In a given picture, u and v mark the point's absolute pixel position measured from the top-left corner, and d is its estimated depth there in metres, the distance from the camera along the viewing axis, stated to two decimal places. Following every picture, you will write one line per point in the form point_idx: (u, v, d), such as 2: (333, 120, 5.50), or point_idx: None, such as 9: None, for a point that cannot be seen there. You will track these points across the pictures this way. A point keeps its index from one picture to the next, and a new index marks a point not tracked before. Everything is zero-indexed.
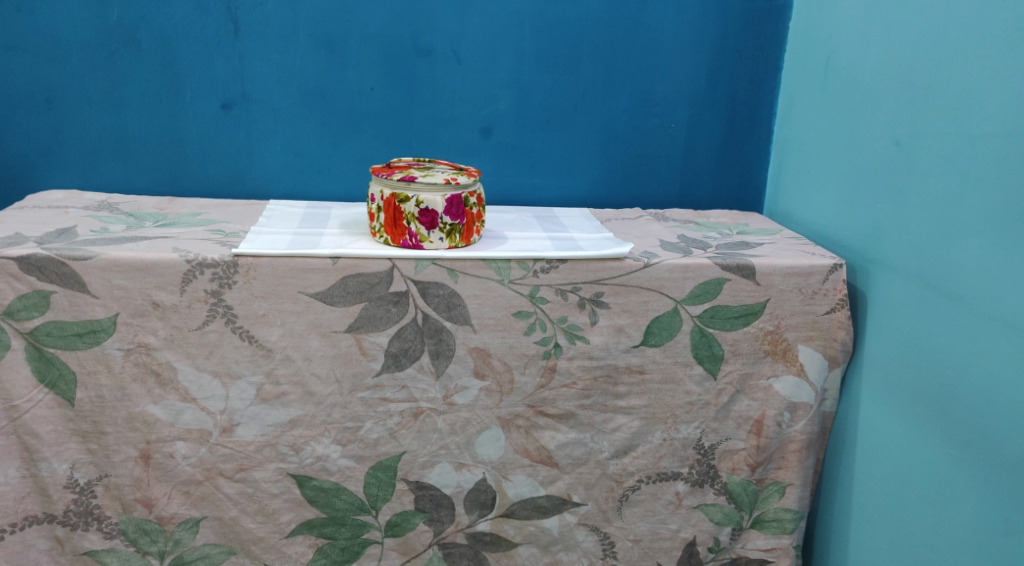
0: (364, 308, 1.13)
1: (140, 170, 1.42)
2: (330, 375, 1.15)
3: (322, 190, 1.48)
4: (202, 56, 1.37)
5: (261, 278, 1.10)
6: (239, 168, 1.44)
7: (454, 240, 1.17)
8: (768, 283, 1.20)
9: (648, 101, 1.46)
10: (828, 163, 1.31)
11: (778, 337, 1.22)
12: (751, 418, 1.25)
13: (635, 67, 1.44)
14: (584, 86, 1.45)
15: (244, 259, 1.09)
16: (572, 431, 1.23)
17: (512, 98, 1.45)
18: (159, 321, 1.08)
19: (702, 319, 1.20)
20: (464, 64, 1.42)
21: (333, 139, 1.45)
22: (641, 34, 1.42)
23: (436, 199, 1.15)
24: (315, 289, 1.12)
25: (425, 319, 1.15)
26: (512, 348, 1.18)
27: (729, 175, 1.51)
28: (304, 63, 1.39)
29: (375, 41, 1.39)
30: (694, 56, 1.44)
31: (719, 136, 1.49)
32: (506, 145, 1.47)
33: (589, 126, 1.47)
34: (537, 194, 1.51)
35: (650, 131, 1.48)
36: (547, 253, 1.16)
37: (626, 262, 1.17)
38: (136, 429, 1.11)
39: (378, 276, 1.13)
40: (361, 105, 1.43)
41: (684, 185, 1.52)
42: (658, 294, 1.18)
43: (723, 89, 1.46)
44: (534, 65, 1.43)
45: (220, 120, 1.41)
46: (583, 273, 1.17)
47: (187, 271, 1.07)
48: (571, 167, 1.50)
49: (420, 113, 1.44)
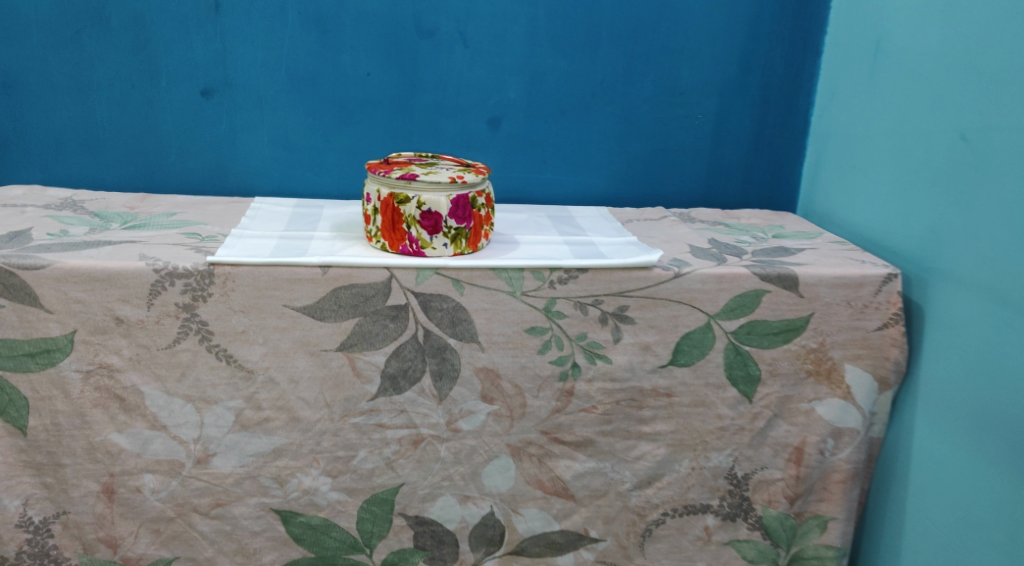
0: (357, 323, 1.00)
1: (108, 163, 1.28)
2: (319, 400, 1.01)
3: (313, 188, 1.34)
4: (179, 37, 1.23)
5: (240, 290, 0.96)
6: (221, 163, 1.30)
7: (460, 246, 1.03)
8: (813, 295, 1.06)
9: (674, 89, 1.32)
10: (878, 159, 1.18)
11: (822, 356, 1.08)
12: (790, 445, 1.12)
13: (659, 52, 1.30)
14: (603, 72, 1.31)
15: (221, 268, 0.95)
16: (590, 460, 1.10)
17: (524, 85, 1.31)
18: (122, 339, 0.95)
19: (738, 336, 1.07)
20: (471, 47, 1.28)
21: (326, 130, 1.31)
22: (668, 15, 1.29)
23: (440, 200, 1.02)
24: (302, 302, 0.98)
25: (427, 336, 1.02)
26: (524, 369, 1.05)
27: (761, 172, 1.38)
28: (293, 45, 1.26)
29: (373, 21, 1.26)
30: (724, 40, 1.30)
31: (750, 128, 1.35)
32: (517, 137, 1.34)
33: (609, 117, 1.33)
34: (549, 191, 1.37)
35: (675, 123, 1.34)
36: (565, 261, 1.03)
37: (655, 271, 1.03)
38: (97, 461, 0.98)
39: (373, 288, 1.00)
40: (356, 92, 1.29)
41: (710, 183, 1.38)
42: (689, 308, 1.05)
43: (756, 76, 1.32)
44: (548, 49, 1.29)
45: (200, 108, 1.27)
46: (605, 284, 1.03)
47: (155, 282, 0.93)
48: (587, 162, 1.36)
49: (422, 101, 1.30)
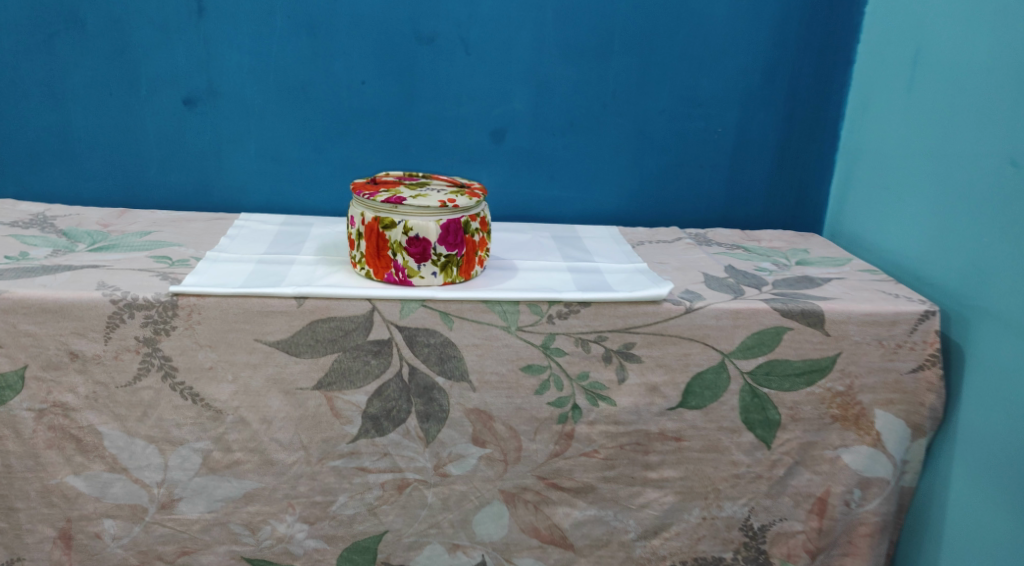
0: (336, 360, 0.91)
1: (85, 176, 1.21)
2: (295, 441, 0.93)
3: (303, 202, 1.25)
4: (160, 42, 1.15)
5: (207, 323, 0.88)
6: (205, 176, 1.22)
7: (450, 275, 0.95)
8: (840, 333, 0.95)
9: (692, 100, 1.22)
10: (916, 181, 1.07)
11: (850, 400, 0.97)
12: (813, 495, 1.00)
13: (677, 61, 1.20)
14: (616, 82, 1.21)
15: (186, 299, 0.87)
16: (591, 508, 1.00)
17: (530, 94, 1.21)
18: (78, 375, 0.87)
19: (756, 377, 0.96)
20: (472, 54, 1.19)
21: (317, 142, 1.22)
22: (687, 20, 1.18)
23: (429, 225, 0.93)
24: (276, 336, 0.90)
25: (413, 374, 0.93)
26: (520, 411, 0.96)
27: (785, 190, 1.27)
28: (282, 51, 1.17)
29: (367, 26, 1.17)
30: (748, 48, 1.20)
31: (775, 143, 1.25)
32: (522, 150, 1.24)
33: (621, 130, 1.24)
34: (556, 209, 1.28)
35: (692, 136, 1.24)
36: (565, 294, 0.93)
37: (664, 306, 0.94)
38: (54, 505, 0.91)
39: (355, 321, 0.91)
40: (349, 101, 1.20)
41: (730, 201, 1.28)
42: (701, 346, 0.95)
43: (782, 87, 1.22)
44: (556, 56, 1.20)
45: (182, 118, 1.19)
46: (609, 319, 0.94)
47: (112, 314, 0.86)
48: (597, 178, 1.26)
49: (420, 112, 1.21)
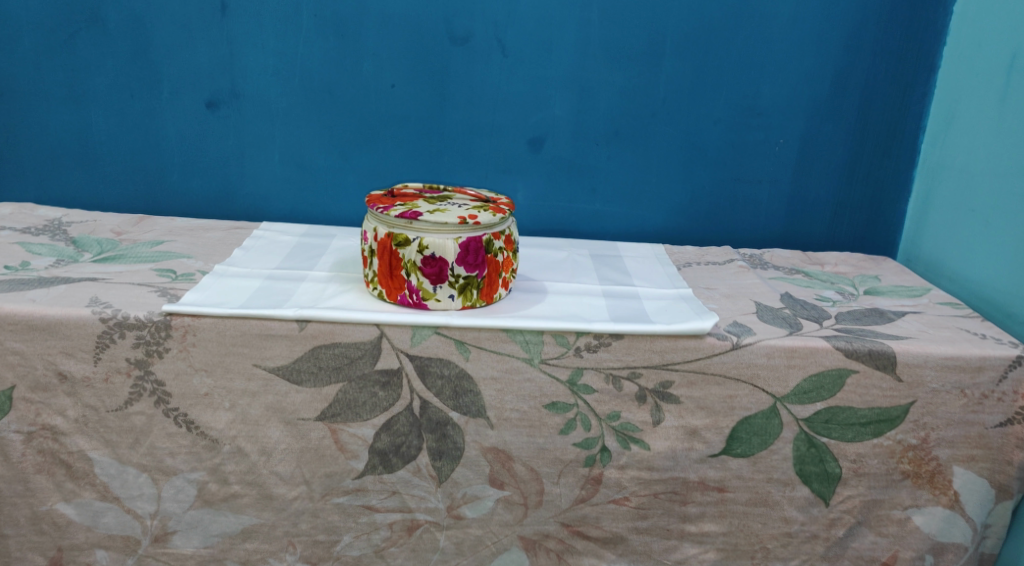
0: (342, 390, 0.83)
1: (106, 180, 1.16)
2: (296, 475, 0.85)
3: (328, 212, 1.18)
4: (182, 41, 1.09)
5: (202, 345, 0.81)
6: (227, 182, 1.16)
7: (469, 299, 0.86)
8: (915, 379, 0.82)
9: (751, 108, 1.11)
10: (1008, 206, 0.94)
11: (923, 454, 0.84)
12: (877, 560, 0.87)
13: (736, 65, 1.09)
14: (666, 88, 1.10)
15: (180, 319, 0.81)
16: (621, 561, 0.89)
17: (571, 101, 1.12)
18: (67, 398, 0.82)
19: (813, 425, 0.83)
20: (510, 57, 1.10)
21: (343, 150, 1.14)
22: (748, 19, 1.07)
23: (447, 244, 0.83)
24: (276, 362, 0.82)
25: (424, 408, 0.84)
26: (543, 451, 0.86)
27: (856, 208, 1.14)
28: (307, 52, 1.10)
29: (398, 26, 1.09)
30: (816, 51, 1.08)
31: (844, 157, 1.12)
32: (562, 161, 1.15)
33: (671, 140, 1.13)
34: (598, 224, 1.18)
35: (750, 148, 1.12)
36: (595, 324, 0.83)
37: (707, 340, 0.82)
38: (43, 533, 0.86)
39: (362, 347, 0.83)
40: (378, 106, 1.12)
41: (792, 220, 1.16)
42: (749, 388, 0.82)
43: (855, 94, 1.09)
44: (601, 59, 1.10)
45: (204, 122, 1.13)
46: (644, 353, 0.83)
47: (102, 334, 0.80)
48: (644, 192, 1.16)
49: (452, 118, 1.13)
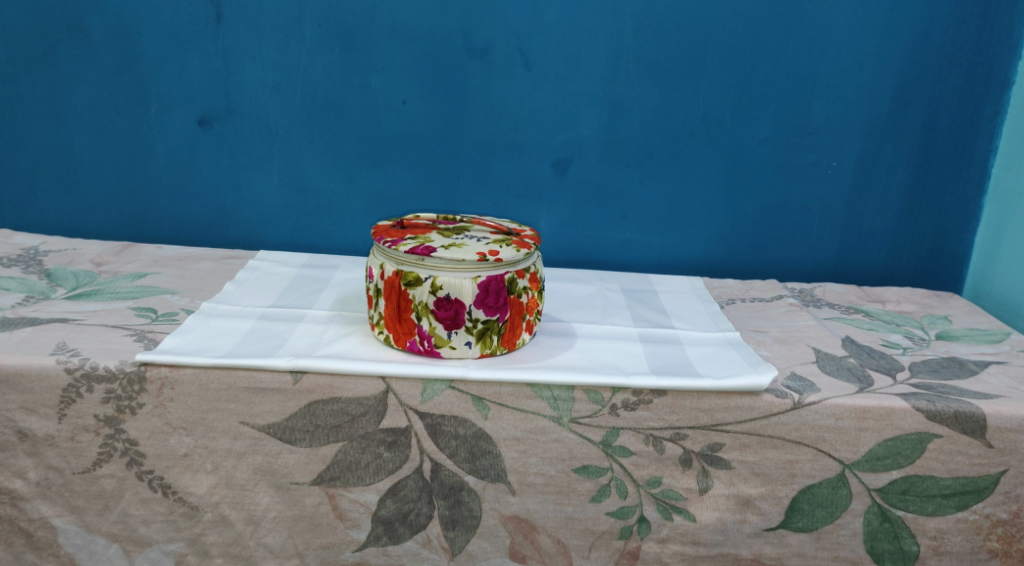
0: (342, 451, 0.72)
1: (91, 203, 1.06)
2: (288, 547, 0.75)
3: (332, 239, 1.07)
4: (172, 53, 0.99)
5: (181, 400, 0.71)
6: (222, 207, 1.06)
7: (489, 346, 0.75)
8: (1008, 446, 0.70)
9: (800, 127, 1.01)
10: None
11: (1016, 531, 0.72)
12: None
13: (786, 80, 0.99)
14: (706, 105, 1.00)
15: (156, 369, 0.70)
16: None
17: (601, 119, 1.01)
18: (27, 458, 0.72)
19: (887, 497, 0.71)
20: (534, 71, 0.99)
21: (350, 172, 1.04)
22: (799, 30, 0.97)
23: (464, 284, 0.73)
24: (266, 419, 0.72)
25: (435, 471, 0.73)
26: (571, 522, 0.74)
27: (916, 238, 1.05)
28: (311, 65, 1.00)
29: (410, 36, 0.98)
30: (876, 64, 0.98)
31: (905, 181, 1.02)
32: (589, 185, 1.04)
33: (711, 162, 1.02)
34: (629, 254, 1.07)
35: (799, 171, 1.02)
36: (634, 378, 0.71)
37: (764, 398, 0.70)
38: None
39: (365, 403, 0.72)
40: (387, 125, 1.02)
41: (844, 250, 1.06)
42: (813, 453, 0.71)
43: (917, 113, 1.00)
44: (635, 73, 0.99)
45: (196, 141, 1.03)
46: (690, 413, 0.71)
47: (67, 386, 0.70)
48: (680, 219, 1.05)
49: (469, 138, 1.02)
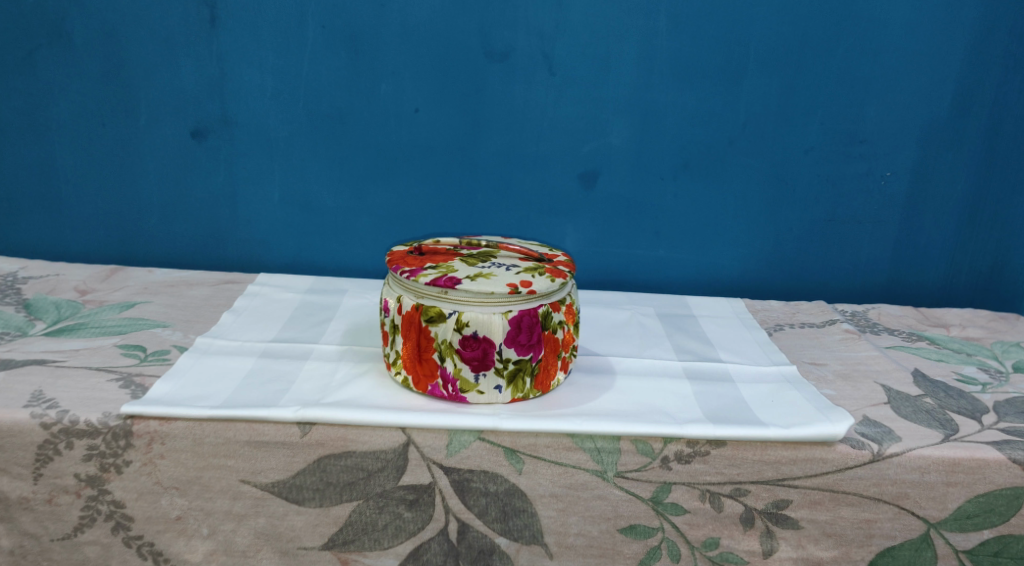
0: (356, 511, 0.64)
1: (76, 224, 0.98)
2: None
3: (339, 260, 0.99)
4: (162, 59, 0.90)
5: (174, 456, 0.62)
6: (218, 226, 0.97)
7: (522, 389, 0.66)
8: None
9: (850, 134, 0.92)
10: None
11: None
12: None
13: (836, 83, 0.90)
14: (748, 111, 0.92)
15: (144, 423, 0.62)
16: None
17: (632, 127, 0.92)
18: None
19: (977, 558, 0.63)
20: (559, 75, 0.91)
21: (357, 187, 0.95)
22: (851, 28, 0.89)
23: (493, 320, 0.64)
24: (270, 476, 0.63)
25: (463, 533, 0.64)
26: None
27: (976, 254, 0.97)
28: (314, 71, 0.91)
29: (424, 39, 0.90)
30: (935, 65, 0.90)
31: (964, 192, 0.94)
32: (619, 199, 0.95)
33: (752, 173, 0.94)
34: (662, 273, 0.99)
35: (848, 182, 0.94)
36: (689, 428, 0.63)
37: (838, 449, 0.62)
38: None
39: (382, 458, 0.63)
40: (399, 136, 0.93)
41: (896, 267, 0.98)
42: (893, 511, 0.62)
43: (980, 118, 0.91)
44: (670, 76, 0.91)
45: (189, 155, 0.94)
46: (753, 466, 0.62)
47: (44, 442, 0.62)
48: (717, 235, 0.96)
49: (488, 148, 0.94)
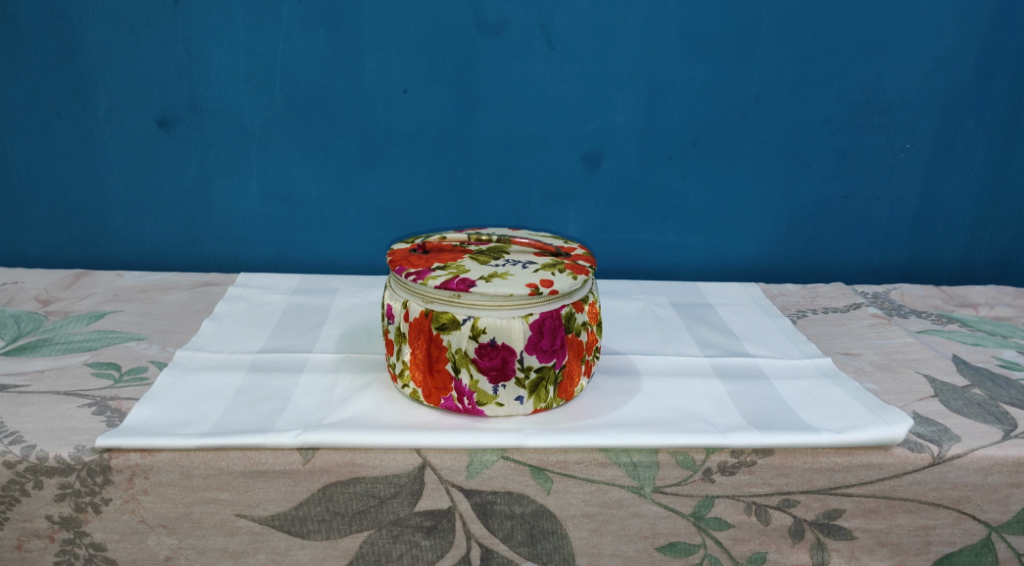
0: (368, 543, 0.58)
1: (34, 225, 0.89)
2: None
3: (325, 255, 0.91)
4: (121, 40, 0.82)
5: (159, 492, 0.55)
6: (191, 223, 0.89)
7: (545, 399, 0.60)
8: None
9: (868, 104, 0.87)
10: None
11: None
12: None
13: (854, 50, 0.85)
14: (761, 83, 0.86)
15: (124, 456, 0.55)
16: None
17: (638, 104, 0.86)
18: None
19: None
20: (559, 49, 0.84)
21: (343, 176, 0.88)
22: None
23: (512, 325, 0.58)
24: (270, 508, 0.56)
25: (487, 560, 0.58)
26: None
27: (997, 227, 0.92)
28: (290, 50, 0.83)
29: (411, 12, 0.82)
30: (958, 29, 0.84)
31: (986, 164, 0.89)
32: (626, 181, 0.89)
33: (766, 149, 0.88)
34: (671, 258, 0.93)
35: (866, 156, 0.89)
36: (733, 437, 0.57)
37: (896, 454, 0.57)
38: None
39: (395, 483, 0.57)
40: (386, 119, 0.86)
41: (914, 244, 0.93)
42: (953, 516, 0.58)
43: (1004, 85, 0.86)
44: (679, 47, 0.84)
45: (156, 146, 0.86)
46: (803, 475, 0.57)
47: (8, 483, 0.54)
48: (729, 216, 0.91)
49: (483, 131, 0.86)
